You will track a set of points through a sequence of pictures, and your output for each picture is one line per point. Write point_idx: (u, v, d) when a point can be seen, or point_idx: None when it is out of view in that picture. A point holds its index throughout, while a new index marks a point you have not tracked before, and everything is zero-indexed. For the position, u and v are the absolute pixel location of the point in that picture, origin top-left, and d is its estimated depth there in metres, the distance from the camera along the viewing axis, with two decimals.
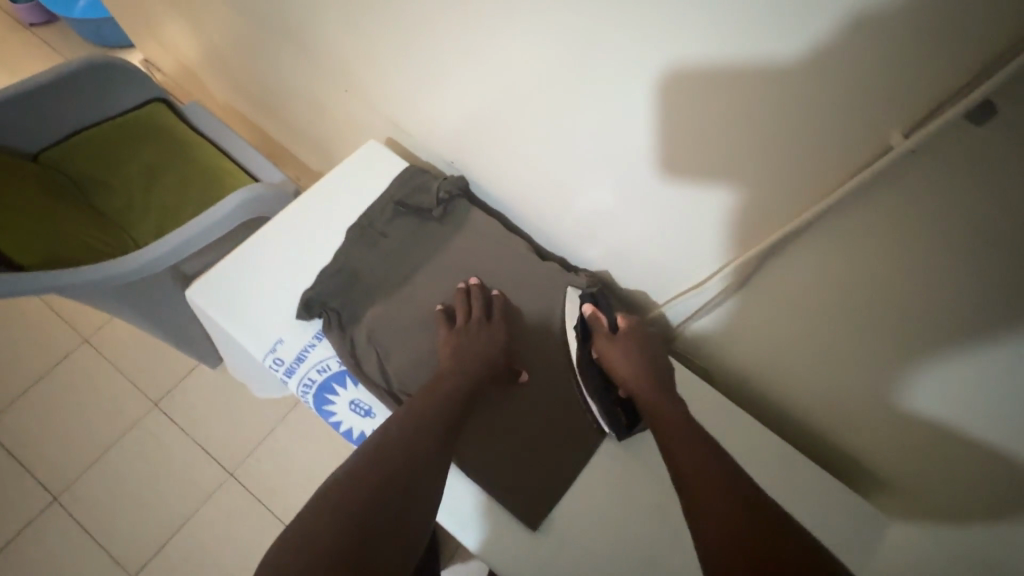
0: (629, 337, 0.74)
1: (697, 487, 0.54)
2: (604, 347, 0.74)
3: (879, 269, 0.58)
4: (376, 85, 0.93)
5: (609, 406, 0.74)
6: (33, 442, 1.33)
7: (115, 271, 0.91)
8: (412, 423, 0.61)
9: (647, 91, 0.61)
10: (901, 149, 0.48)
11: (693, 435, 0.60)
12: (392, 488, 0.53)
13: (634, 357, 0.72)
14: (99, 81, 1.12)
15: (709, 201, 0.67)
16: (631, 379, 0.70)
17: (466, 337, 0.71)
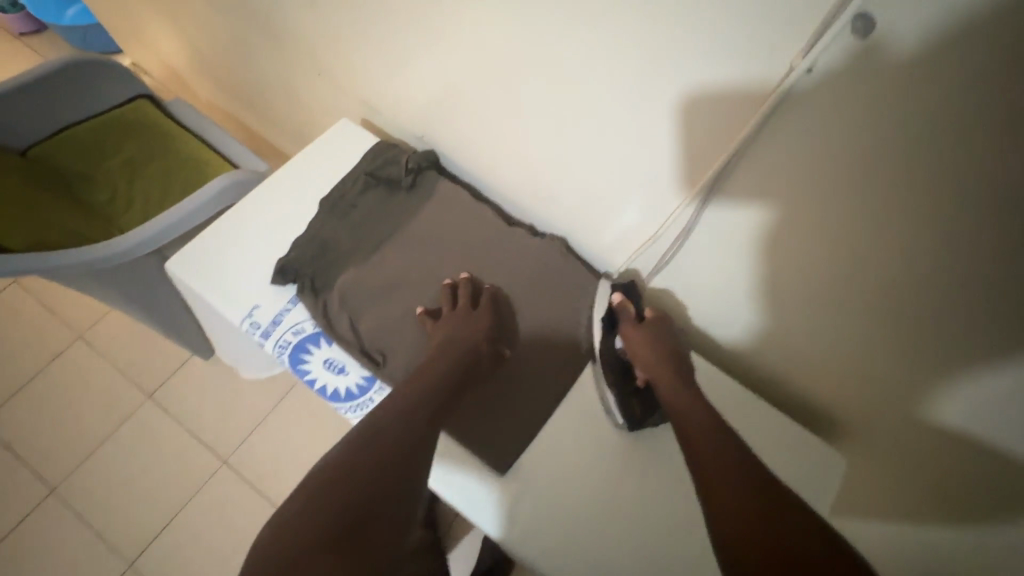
0: (654, 327, 0.76)
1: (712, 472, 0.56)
2: (629, 333, 0.76)
3: (816, 203, 0.61)
4: (347, 66, 0.97)
5: (626, 395, 0.75)
6: (29, 436, 1.36)
7: (99, 254, 0.95)
8: (411, 414, 0.62)
9: (586, 37, 0.65)
10: (796, 69, 0.52)
11: (707, 422, 0.63)
12: (386, 491, 0.54)
13: (659, 345, 0.74)
14: (84, 77, 1.15)
15: (657, 153, 0.71)
16: (657, 365, 0.72)
17: (456, 324, 0.72)
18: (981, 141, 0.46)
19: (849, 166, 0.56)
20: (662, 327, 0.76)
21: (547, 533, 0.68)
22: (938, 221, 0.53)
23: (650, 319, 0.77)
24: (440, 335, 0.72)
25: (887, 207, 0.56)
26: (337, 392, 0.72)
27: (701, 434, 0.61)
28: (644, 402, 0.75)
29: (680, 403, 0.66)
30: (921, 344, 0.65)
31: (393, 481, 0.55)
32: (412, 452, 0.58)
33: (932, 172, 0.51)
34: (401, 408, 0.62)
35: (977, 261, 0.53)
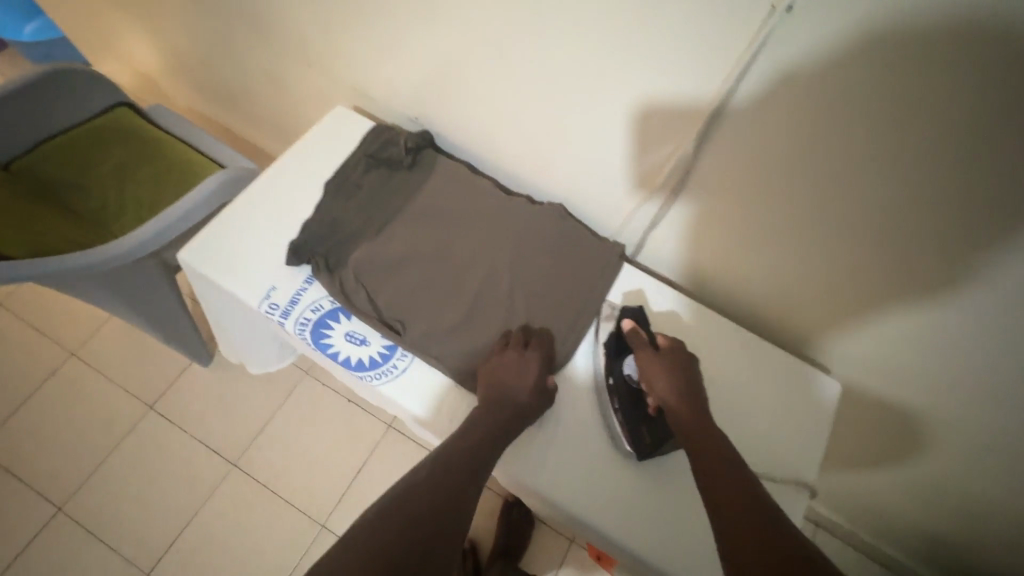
0: (671, 354, 0.72)
1: (729, 510, 0.54)
2: (643, 358, 0.72)
3: (798, 140, 0.66)
4: (335, 54, 0.99)
5: (636, 421, 0.73)
6: (30, 458, 1.33)
7: (99, 256, 0.96)
8: (450, 471, 0.60)
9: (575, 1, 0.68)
10: (778, 8, 0.57)
11: (721, 457, 0.61)
12: (418, 541, 0.52)
13: (677, 373, 0.71)
14: (63, 87, 1.15)
15: (645, 108, 0.75)
16: (670, 396, 0.69)
17: (506, 374, 0.72)
18: (941, 61, 0.52)
19: (826, 100, 0.61)
20: (678, 355, 0.72)
21: (572, 476, 0.73)
22: (909, 142, 0.59)
23: (665, 345, 0.73)
24: (490, 381, 0.71)
25: (863, 135, 0.62)
26: (360, 361, 0.74)
27: (719, 470, 0.59)
28: (653, 429, 0.73)
29: (696, 439, 0.64)
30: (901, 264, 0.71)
31: (423, 534, 0.53)
32: (452, 508, 0.57)
33: (900, 94, 0.56)
34: (435, 467, 0.61)
35: (943, 175, 0.60)
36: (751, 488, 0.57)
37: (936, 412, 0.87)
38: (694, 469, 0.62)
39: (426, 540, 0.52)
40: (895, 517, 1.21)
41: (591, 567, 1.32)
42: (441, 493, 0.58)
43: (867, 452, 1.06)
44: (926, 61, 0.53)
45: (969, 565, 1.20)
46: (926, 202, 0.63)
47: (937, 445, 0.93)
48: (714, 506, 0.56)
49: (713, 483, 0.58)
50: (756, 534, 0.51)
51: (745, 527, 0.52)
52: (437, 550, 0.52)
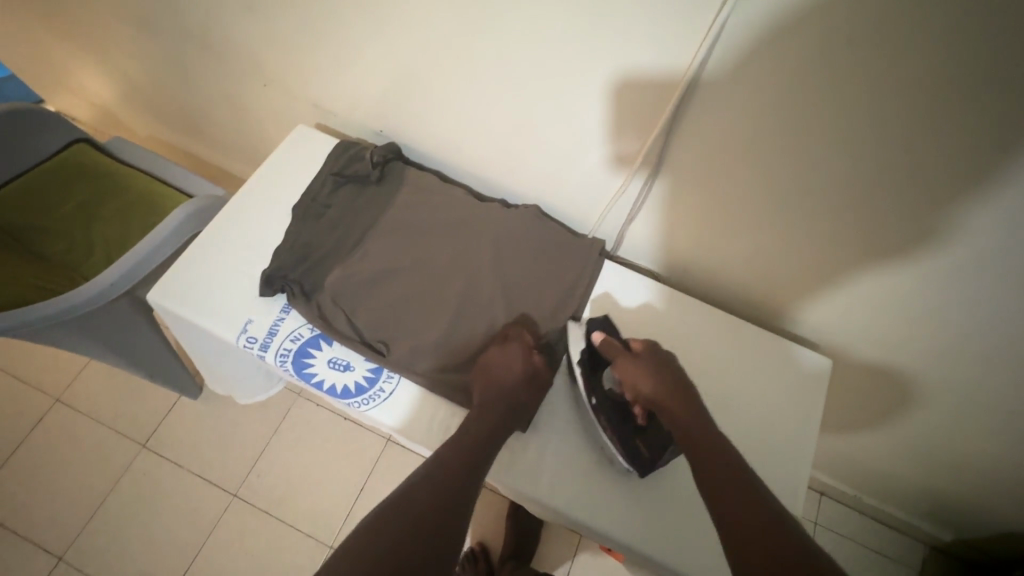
0: (647, 356, 0.71)
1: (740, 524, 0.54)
2: (623, 367, 0.70)
3: (764, 123, 0.66)
4: (293, 73, 0.96)
5: (629, 438, 0.71)
6: (25, 510, 1.31)
7: (71, 301, 0.94)
8: (448, 471, 0.61)
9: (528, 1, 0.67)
10: None
11: (723, 463, 0.59)
12: (420, 537, 0.54)
13: (658, 373, 0.69)
14: (15, 130, 1.11)
15: (609, 104, 0.74)
16: (660, 397, 0.67)
17: (493, 363, 0.72)
18: (906, 26, 0.51)
19: (788, 83, 0.61)
20: (657, 355, 0.71)
21: (570, 482, 0.73)
22: (877, 111, 0.59)
23: (640, 349, 0.72)
24: (489, 376, 0.71)
25: (833, 107, 0.61)
26: (345, 389, 0.73)
27: (726, 481, 0.57)
28: (648, 439, 0.71)
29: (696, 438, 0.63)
30: (877, 237, 0.72)
31: (425, 532, 0.54)
32: (447, 501, 0.58)
33: (866, 63, 0.56)
34: (433, 469, 0.61)
35: (916, 141, 0.59)
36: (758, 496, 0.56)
37: (926, 372, 0.88)
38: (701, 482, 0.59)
39: (426, 552, 0.53)
40: (895, 478, 1.23)
41: (602, 558, 1.33)
42: (439, 496, 0.58)
43: (861, 418, 1.08)
44: (891, 27, 0.52)
45: (967, 514, 1.23)
46: (900, 169, 0.63)
47: (926, 404, 0.94)
48: (724, 518, 0.55)
49: (716, 492, 0.57)
50: (772, 553, 0.50)
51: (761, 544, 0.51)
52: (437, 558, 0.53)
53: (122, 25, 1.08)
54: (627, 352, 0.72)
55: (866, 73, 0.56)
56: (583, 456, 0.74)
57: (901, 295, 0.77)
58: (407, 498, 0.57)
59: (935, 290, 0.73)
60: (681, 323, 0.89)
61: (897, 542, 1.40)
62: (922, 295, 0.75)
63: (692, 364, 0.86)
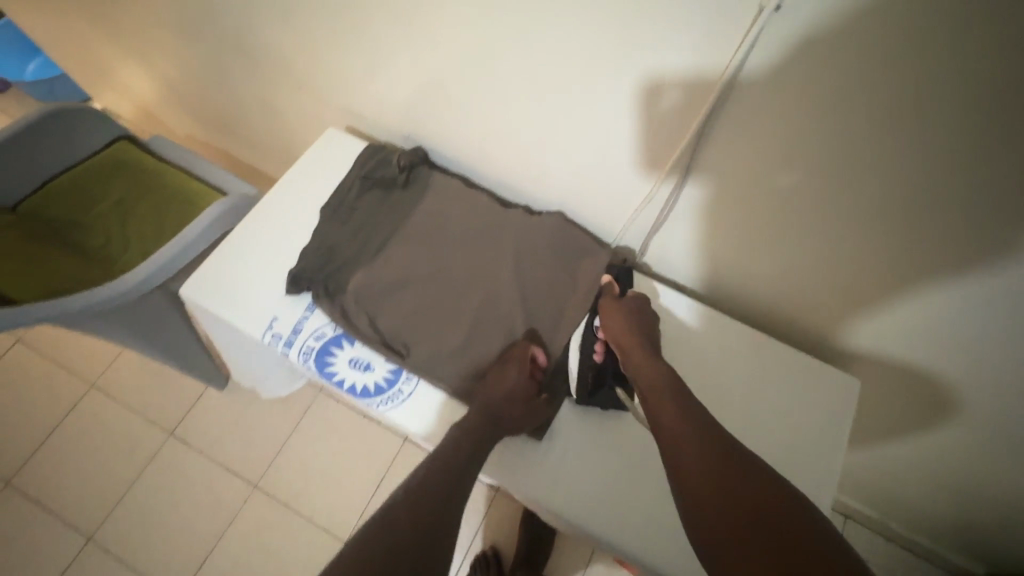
0: (631, 304, 0.75)
1: (707, 504, 0.51)
2: (605, 305, 0.75)
3: (796, 138, 0.65)
4: (325, 76, 0.98)
5: (585, 366, 0.74)
6: (58, 490, 1.37)
7: (109, 294, 0.97)
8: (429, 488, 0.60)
9: (559, 10, 0.67)
10: (767, 10, 0.55)
11: (679, 396, 0.63)
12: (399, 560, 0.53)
13: (634, 319, 0.73)
14: (64, 128, 1.16)
15: (636, 112, 0.73)
16: (624, 336, 0.71)
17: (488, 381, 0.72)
18: (952, 39, 0.49)
19: (822, 98, 0.60)
20: (640, 304, 0.75)
21: (585, 493, 0.72)
22: (915, 129, 0.57)
23: (629, 295, 0.76)
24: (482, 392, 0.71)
25: (870, 125, 0.59)
26: (365, 388, 0.74)
27: (672, 418, 0.60)
28: (601, 375, 0.73)
29: (657, 409, 0.62)
30: (911, 259, 0.69)
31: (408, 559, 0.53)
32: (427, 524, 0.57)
33: (909, 77, 0.54)
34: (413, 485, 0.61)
35: (958, 162, 0.57)
36: (731, 468, 0.53)
37: (960, 400, 0.84)
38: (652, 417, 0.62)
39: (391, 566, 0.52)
40: (924, 505, 1.18)
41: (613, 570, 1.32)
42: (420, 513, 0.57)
43: (890, 442, 1.04)
44: (935, 41, 0.50)
45: (1000, 548, 1.17)
46: (939, 190, 0.60)
47: (962, 432, 0.90)
48: (673, 457, 0.57)
49: (666, 420, 0.60)
50: (710, 470, 0.53)
51: (719, 522, 0.49)
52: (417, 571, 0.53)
53: (166, 30, 1.12)
54: (617, 295, 0.77)
55: (903, 90, 0.55)
56: (600, 467, 0.73)
57: (937, 317, 0.74)
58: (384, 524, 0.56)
59: (973, 313, 0.70)
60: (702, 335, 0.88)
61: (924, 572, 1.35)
62: (958, 318, 0.72)
63: (713, 378, 0.85)
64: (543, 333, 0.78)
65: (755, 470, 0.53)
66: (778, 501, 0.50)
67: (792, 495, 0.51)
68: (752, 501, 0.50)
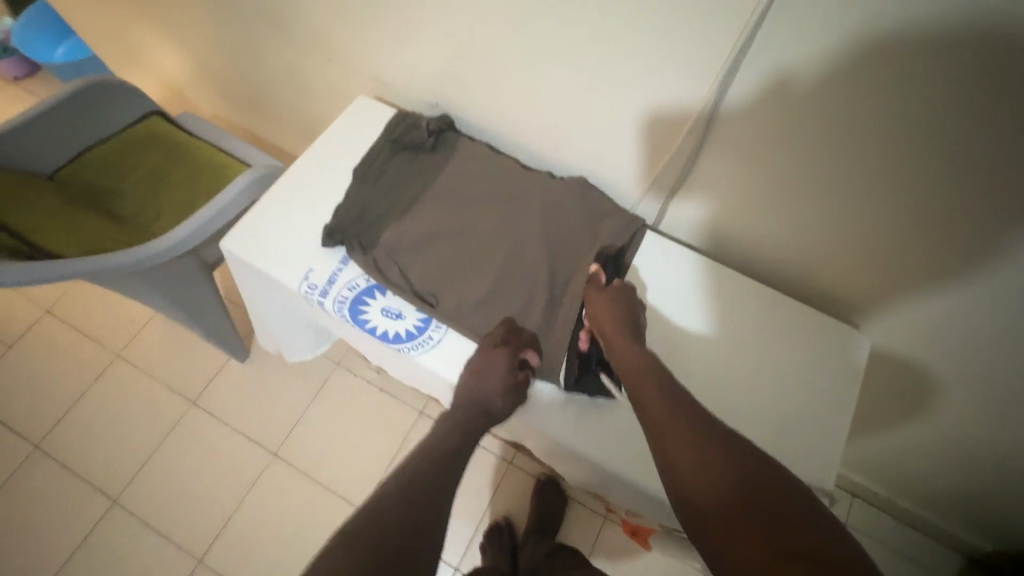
0: (617, 293, 0.76)
1: (693, 488, 0.54)
2: (592, 295, 0.77)
3: (812, 94, 0.68)
4: (355, 46, 1.02)
5: (571, 354, 0.76)
6: (85, 455, 1.41)
7: (145, 254, 1.02)
8: (423, 481, 0.68)
9: None
10: None
11: (663, 384, 0.65)
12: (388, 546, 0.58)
13: (618, 309, 0.75)
14: (99, 100, 1.21)
15: (655, 74, 0.76)
16: (608, 326, 0.73)
17: (478, 373, 0.75)
18: None
19: (838, 52, 0.63)
20: (623, 293, 0.76)
21: (604, 435, 0.76)
22: (928, 79, 0.60)
23: (614, 285, 0.77)
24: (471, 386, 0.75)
25: (883, 80, 0.62)
26: (397, 335, 0.78)
27: (658, 406, 0.62)
28: (586, 362, 0.76)
29: (642, 397, 0.64)
30: (923, 213, 0.72)
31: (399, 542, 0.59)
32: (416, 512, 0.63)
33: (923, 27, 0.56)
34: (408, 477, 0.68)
35: (968, 112, 0.60)
36: (715, 452, 0.55)
37: (967, 362, 0.87)
38: (638, 406, 0.65)
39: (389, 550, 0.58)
40: (934, 481, 1.20)
41: (625, 540, 1.35)
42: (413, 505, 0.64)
43: (899, 413, 1.06)
44: None
45: (1008, 522, 1.19)
46: (948, 141, 0.64)
47: (970, 399, 0.92)
48: (660, 443, 0.59)
49: (652, 408, 0.62)
50: (696, 454, 0.56)
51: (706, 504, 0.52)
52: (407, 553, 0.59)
53: (200, 5, 1.16)
54: (603, 285, 0.78)
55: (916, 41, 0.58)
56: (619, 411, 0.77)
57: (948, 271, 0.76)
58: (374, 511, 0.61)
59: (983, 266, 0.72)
60: (717, 296, 0.92)
61: (932, 550, 1.37)
62: (968, 271, 0.74)
63: (727, 336, 0.89)
64: (564, 287, 0.82)
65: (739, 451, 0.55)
66: (775, 495, 0.51)
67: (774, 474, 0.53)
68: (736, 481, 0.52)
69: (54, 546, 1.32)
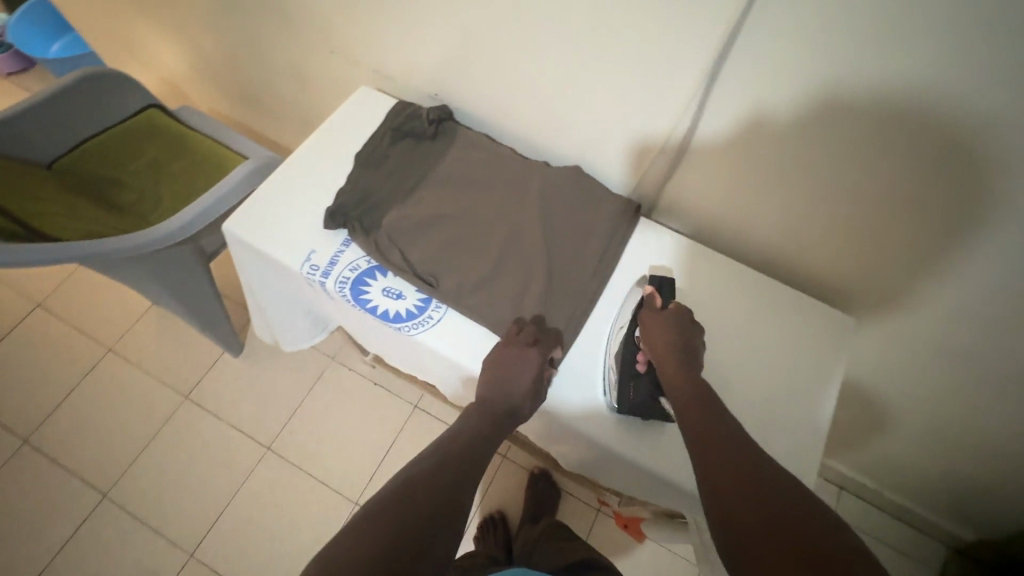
0: (673, 316, 0.77)
1: (729, 508, 0.55)
2: (648, 318, 0.78)
3: (796, 84, 0.70)
4: (357, 38, 1.04)
5: (625, 377, 0.76)
6: (74, 448, 1.39)
7: (146, 240, 1.02)
8: (449, 471, 0.66)
9: None
10: None
11: (716, 413, 0.67)
12: (422, 521, 0.58)
13: (674, 333, 0.75)
14: (97, 91, 1.21)
15: (647, 65, 0.79)
16: (661, 350, 0.74)
17: (502, 364, 0.76)
18: None
19: (818, 45, 0.65)
20: (682, 317, 0.77)
21: (599, 412, 0.78)
22: (904, 70, 0.62)
23: (672, 308, 0.79)
24: (494, 379, 0.75)
25: (861, 70, 0.65)
26: (397, 314, 0.80)
27: (707, 432, 0.64)
28: (640, 385, 0.75)
29: (689, 420, 0.67)
30: (902, 202, 0.74)
31: (435, 517, 0.59)
32: (449, 497, 0.62)
33: (897, 19, 0.59)
34: (430, 468, 0.66)
35: (946, 101, 0.62)
36: (756, 478, 0.57)
37: (948, 351, 0.89)
38: (686, 430, 0.67)
39: (426, 528, 0.57)
40: (918, 471, 1.22)
41: (618, 531, 1.36)
42: (435, 493, 0.62)
43: (883, 402, 1.08)
44: None
45: (990, 511, 1.21)
46: (926, 130, 0.66)
47: (952, 387, 0.95)
48: (704, 464, 0.61)
49: (701, 432, 0.65)
50: (738, 478, 0.58)
51: (739, 524, 0.53)
52: (436, 528, 0.58)
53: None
54: (659, 307, 0.79)
55: (892, 33, 0.60)
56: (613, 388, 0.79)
57: (930, 258, 0.78)
58: (407, 490, 0.61)
59: (960, 253, 0.75)
60: (712, 279, 0.92)
61: (916, 541, 1.40)
62: (947, 259, 0.77)
63: (722, 317, 0.90)
64: (562, 267, 0.84)
65: (784, 483, 0.57)
66: (804, 522, 0.51)
67: (815, 507, 0.53)
68: (773, 507, 0.53)
69: (41, 540, 1.30)
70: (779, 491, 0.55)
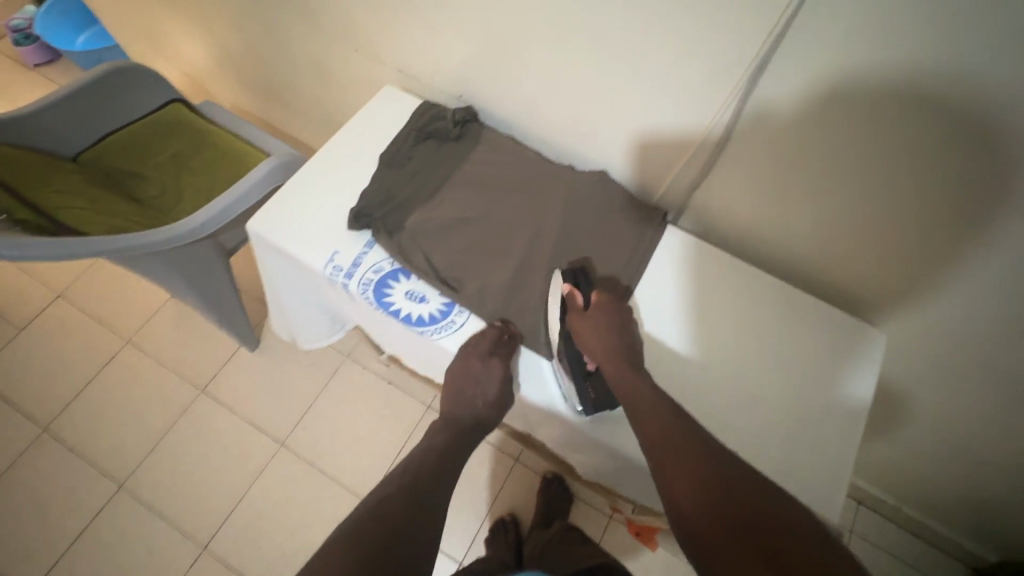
0: (600, 310, 0.75)
1: (697, 515, 0.53)
2: (576, 323, 0.74)
3: (836, 96, 0.68)
4: (383, 38, 1.03)
5: (580, 382, 0.74)
6: (92, 438, 1.41)
7: (166, 235, 1.03)
8: (418, 489, 0.67)
9: None
10: None
11: (666, 408, 0.64)
12: (395, 544, 0.58)
13: (605, 329, 0.73)
14: (122, 86, 1.22)
15: (679, 72, 0.77)
16: (600, 354, 0.71)
17: (465, 374, 0.76)
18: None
19: (863, 58, 0.63)
20: (606, 314, 0.74)
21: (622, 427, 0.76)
22: (953, 87, 0.60)
23: (594, 305, 0.76)
24: (457, 389, 0.78)
25: (907, 85, 0.63)
26: (420, 318, 0.79)
27: (660, 429, 0.62)
28: (598, 384, 0.74)
29: (643, 420, 0.64)
30: (943, 219, 0.72)
31: (406, 540, 0.59)
32: (421, 516, 0.63)
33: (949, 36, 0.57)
34: (406, 482, 0.68)
35: (1003, 116, 0.59)
36: (717, 476, 0.56)
37: (983, 371, 0.86)
38: (638, 431, 0.64)
39: (404, 549, 0.58)
40: (940, 489, 1.19)
41: (630, 539, 1.35)
42: (412, 509, 0.63)
43: (909, 419, 1.05)
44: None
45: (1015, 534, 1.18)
46: (975, 146, 0.63)
47: (983, 407, 0.92)
48: (664, 466, 0.59)
49: (654, 431, 0.62)
50: (702, 478, 0.55)
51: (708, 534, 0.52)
52: (411, 549, 0.58)
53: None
54: (581, 307, 0.76)
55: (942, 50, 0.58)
56: None
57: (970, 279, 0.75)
58: (380, 513, 0.61)
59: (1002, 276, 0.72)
60: (738, 290, 0.91)
61: (935, 559, 1.37)
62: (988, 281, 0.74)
63: (749, 328, 0.88)
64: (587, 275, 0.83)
65: (747, 478, 0.55)
66: (775, 522, 0.50)
67: (778, 500, 0.53)
68: (738, 507, 0.52)
69: (58, 529, 1.32)
70: (744, 487, 0.54)
